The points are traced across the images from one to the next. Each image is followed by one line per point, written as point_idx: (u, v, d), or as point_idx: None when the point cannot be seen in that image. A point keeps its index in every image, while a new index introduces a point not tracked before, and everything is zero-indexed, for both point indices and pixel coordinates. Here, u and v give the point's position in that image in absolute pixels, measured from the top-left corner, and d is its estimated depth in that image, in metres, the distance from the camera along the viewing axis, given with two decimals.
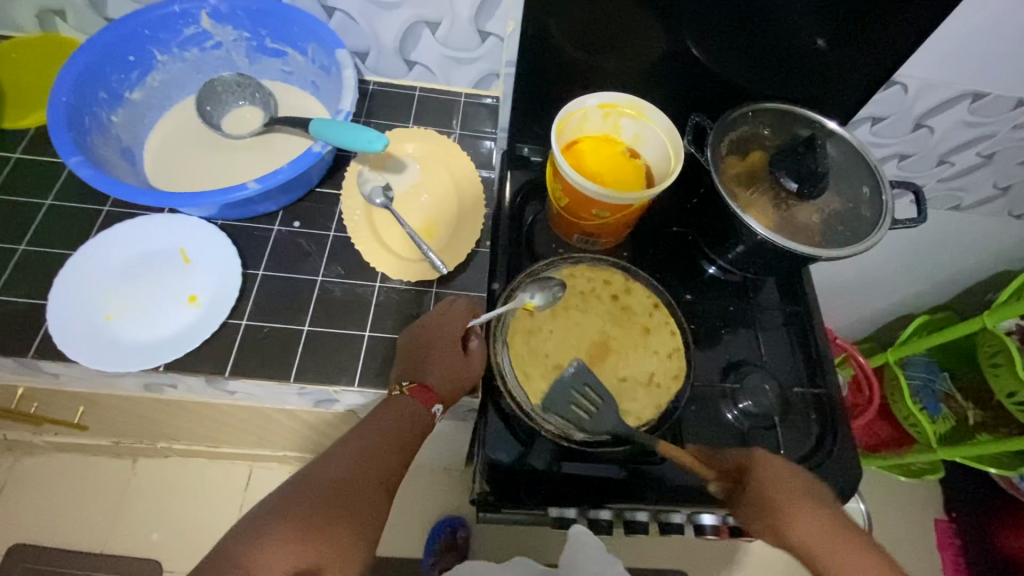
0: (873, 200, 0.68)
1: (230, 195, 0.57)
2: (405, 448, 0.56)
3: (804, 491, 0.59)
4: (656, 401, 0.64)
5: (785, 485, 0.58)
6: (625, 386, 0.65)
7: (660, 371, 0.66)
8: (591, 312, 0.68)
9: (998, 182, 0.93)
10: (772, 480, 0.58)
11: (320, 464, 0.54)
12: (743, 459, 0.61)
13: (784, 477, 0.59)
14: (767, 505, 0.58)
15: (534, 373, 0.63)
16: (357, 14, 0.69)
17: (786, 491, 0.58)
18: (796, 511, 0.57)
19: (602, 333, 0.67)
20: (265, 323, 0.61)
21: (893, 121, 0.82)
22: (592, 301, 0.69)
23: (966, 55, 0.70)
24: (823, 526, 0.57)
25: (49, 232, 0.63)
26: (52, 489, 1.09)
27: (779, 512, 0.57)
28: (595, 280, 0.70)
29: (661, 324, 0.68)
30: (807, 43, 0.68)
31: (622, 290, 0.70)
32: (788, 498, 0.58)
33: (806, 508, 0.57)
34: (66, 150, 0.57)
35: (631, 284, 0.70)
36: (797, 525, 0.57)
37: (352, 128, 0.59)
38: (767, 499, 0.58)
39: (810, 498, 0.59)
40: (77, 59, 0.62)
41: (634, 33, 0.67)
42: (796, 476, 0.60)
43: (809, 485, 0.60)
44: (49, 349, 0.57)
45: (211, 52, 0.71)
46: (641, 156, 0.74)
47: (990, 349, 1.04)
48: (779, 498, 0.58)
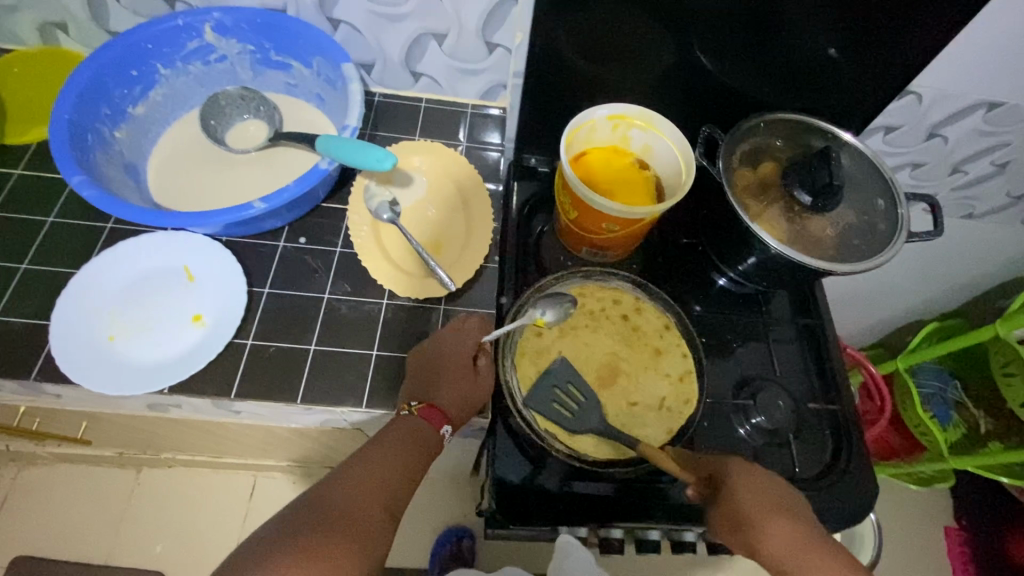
0: (888, 213, 0.67)
1: (235, 215, 0.56)
2: (415, 473, 0.54)
3: (776, 505, 0.54)
4: (668, 425, 0.63)
5: (755, 496, 0.54)
6: (636, 412, 0.63)
7: (671, 395, 0.65)
8: (601, 332, 0.67)
9: (1012, 191, 0.92)
10: (745, 488, 0.55)
11: (326, 489, 0.51)
12: (720, 463, 0.58)
13: (759, 486, 0.55)
14: (734, 518, 0.54)
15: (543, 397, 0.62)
16: (364, 27, 0.68)
17: (760, 501, 0.54)
18: (767, 522, 0.53)
19: (611, 354, 0.66)
20: (271, 343, 0.60)
21: (906, 131, 0.81)
22: (602, 322, 0.67)
23: (982, 65, 0.69)
24: (799, 539, 0.52)
25: (52, 250, 0.62)
26: (55, 500, 1.08)
27: (747, 526, 0.53)
28: (604, 300, 0.69)
29: (672, 346, 0.67)
30: (821, 53, 0.67)
31: (632, 309, 0.69)
32: (758, 505, 0.54)
33: (777, 521, 0.53)
34: (68, 169, 0.56)
35: (641, 303, 0.69)
36: (769, 539, 0.52)
37: (359, 146, 0.58)
38: (735, 510, 0.54)
39: (784, 510, 0.54)
40: (78, 76, 0.61)
41: (645, 44, 0.66)
42: (768, 487, 0.56)
43: (789, 498, 0.55)
44: (52, 371, 0.56)
45: (215, 65, 0.70)
46: (651, 167, 0.73)
47: (1003, 359, 1.02)
48: (748, 510, 0.54)
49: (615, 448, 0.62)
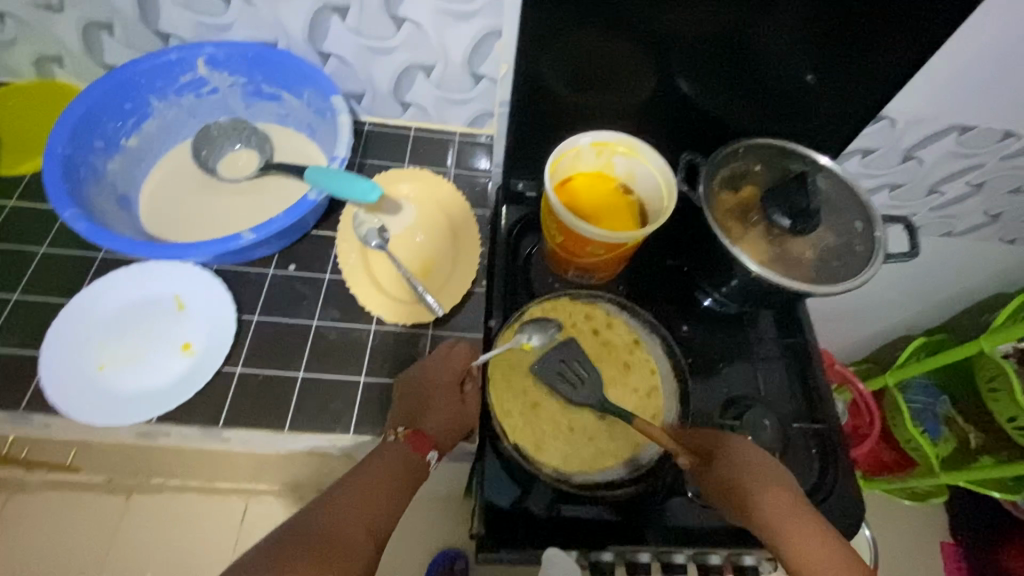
0: (866, 235, 0.69)
1: (225, 246, 0.57)
2: (401, 499, 0.55)
3: (774, 476, 0.58)
4: (633, 440, 0.65)
5: (756, 465, 0.58)
6: (605, 425, 0.65)
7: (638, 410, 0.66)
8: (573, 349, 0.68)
9: (989, 210, 0.94)
10: (742, 459, 0.58)
11: (310, 515, 0.51)
12: (718, 439, 0.61)
13: (756, 459, 0.59)
14: (732, 481, 0.57)
15: (514, 411, 0.63)
16: (353, 60, 0.70)
17: (755, 472, 0.57)
18: (761, 490, 0.56)
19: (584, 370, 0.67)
20: (260, 370, 0.61)
21: (882, 154, 0.83)
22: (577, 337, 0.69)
23: (952, 92, 0.71)
24: (788, 507, 0.55)
25: (44, 281, 0.63)
26: (41, 528, 1.07)
27: (743, 488, 0.56)
28: (577, 314, 0.70)
29: (642, 361, 0.69)
30: (798, 79, 0.69)
31: (603, 325, 0.70)
32: (751, 475, 0.57)
33: (771, 487, 0.56)
34: (60, 204, 0.57)
35: (613, 318, 0.70)
36: (766, 500, 0.55)
37: (348, 179, 0.59)
38: (736, 474, 0.57)
39: (780, 482, 0.58)
40: (71, 111, 0.62)
41: (627, 73, 0.68)
42: (767, 462, 0.59)
43: (781, 473, 0.59)
44: (41, 401, 0.57)
45: (206, 97, 0.72)
46: (634, 191, 0.75)
47: (989, 374, 1.04)
48: (748, 473, 0.57)
49: (585, 463, 0.63)
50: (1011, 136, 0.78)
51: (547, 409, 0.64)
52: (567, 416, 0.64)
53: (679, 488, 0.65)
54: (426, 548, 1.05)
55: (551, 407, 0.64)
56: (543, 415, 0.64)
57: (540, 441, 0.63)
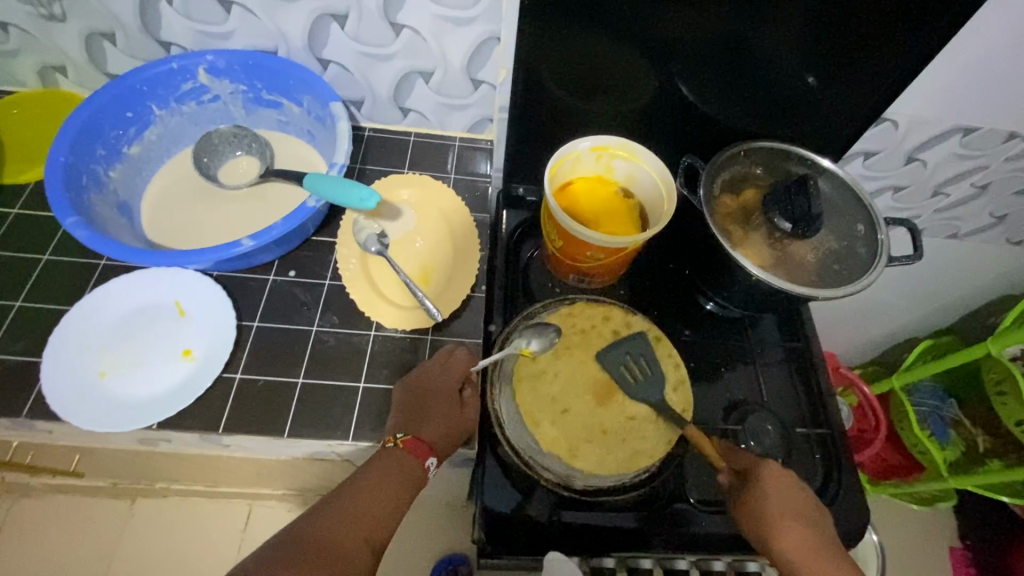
0: (868, 238, 0.68)
1: (224, 252, 0.57)
2: (398, 506, 0.54)
3: (803, 510, 0.58)
4: (666, 438, 0.63)
5: (785, 501, 0.58)
6: (635, 425, 0.63)
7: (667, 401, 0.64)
8: (593, 348, 0.67)
9: (994, 212, 0.93)
10: (775, 493, 0.58)
11: (306, 525, 0.51)
12: (754, 468, 0.60)
13: (787, 493, 0.58)
14: (762, 513, 0.57)
15: (544, 419, 0.62)
16: (353, 66, 0.70)
17: (784, 508, 0.57)
18: (786, 527, 0.56)
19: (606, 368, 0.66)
20: (259, 377, 0.61)
21: (885, 156, 0.83)
22: (595, 338, 0.68)
23: (954, 93, 0.71)
24: (810, 545, 0.56)
25: (46, 288, 0.63)
26: (48, 532, 1.08)
27: (771, 524, 0.56)
28: (594, 317, 0.69)
29: (665, 357, 0.67)
30: (798, 82, 0.69)
31: (623, 325, 0.69)
32: (780, 512, 0.57)
33: (798, 524, 0.57)
34: (62, 212, 0.57)
35: (632, 319, 0.70)
36: (787, 540, 0.56)
37: (346, 185, 0.59)
38: (766, 508, 0.57)
39: (807, 517, 0.58)
40: (73, 119, 0.63)
41: (625, 77, 0.68)
42: (798, 493, 0.59)
43: (808, 507, 0.59)
44: (43, 409, 0.57)
45: (208, 104, 0.72)
46: (634, 195, 0.74)
47: (996, 377, 1.02)
48: (778, 508, 0.57)
49: (622, 464, 0.61)
50: (1015, 137, 0.77)
51: (576, 414, 0.63)
52: (596, 421, 0.63)
53: (682, 493, 0.65)
54: (429, 553, 1.04)
55: (580, 413, 0.63)
56: (573, 420, 0.63)
57: (573, 447, 0.61)
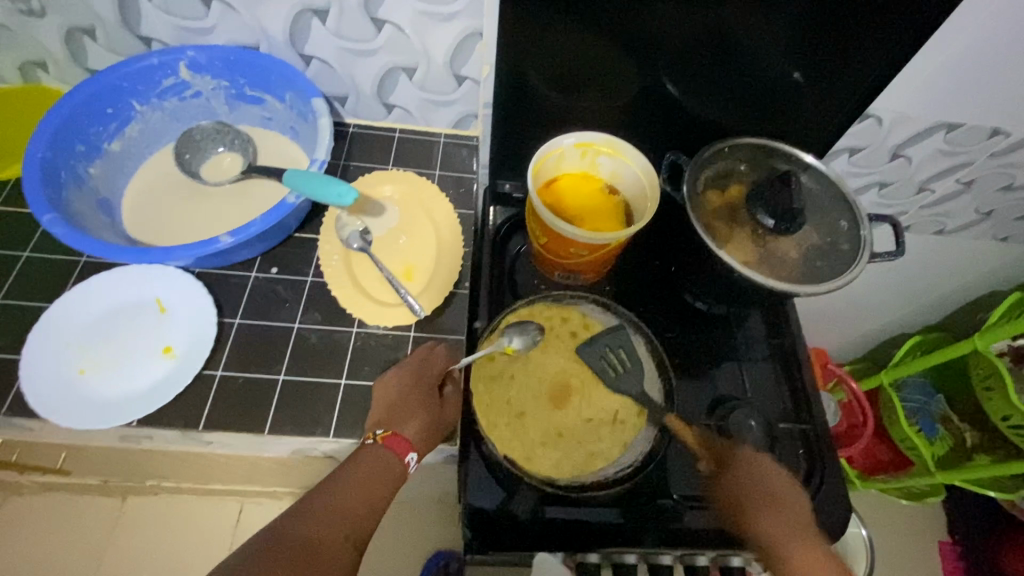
0: (851, 234, 0.69)
1: (202, 249, 0.57)
2: (378, 502, 0.54)
3: (778, 494, 0.61)
4: (621, 440, 0.64)
5: (759, 485, 0.62)
6: (591, 427, 0.64)
7: (623, 408, 0.66)
8: (552, 352, 0.67)
9: (981, 208, 0.93)
10: (750, 477, 0.63)
11: (289, 519, 0.51)
12: (729, 451, 0.66)
13: (763, 474, 0.63)
14: (735, 496, 0.62)
15: (500, 422, 0.63)
16: (335, 62, 0.70)
17: (760, 491, 0.61)
18: (761, 506, 0.60)
19: (563, 372, 0.66)
20: (240, 374, 0.61)
21: (870, 152, 0.83)
22: (553, 341, 0.68)
23: (938, 90, 0.71)
24: (785, 521, 0.59)
25: (25, 286, 0.63)
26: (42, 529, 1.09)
27: (745, 504, 0.61)
28: (553, 318, 0.69)
29: None
30: (782, 78, 0.69)
31: (581, 327, 0.69)
32: (756, 494, 0.61)
33: (770, 507, 0.60)
34: (39, 209, 0.57)
35: (591, 320, 0.70)
36: (762, 521, 0.59)
37: (323, 182, 0.59)
38: (740, 493, 0.61)
39: (780, 499, 0.61)
40: (51, 116, 0.62)
41: (609, 73, 0.68)
42: (774, 479, 0.63)
43: (785, 488, 0.62)
44: (21, 406, 0.57)
45: (190, 100, 0.72)
46: (619, 192, 0.74)
47: (983, 373, 1.03)
48: (748, 493, 0.61)
49: (576, 467, 0.62)
50: (999, 133, 0.77)
51: (532, 418, 0.63)
52: (551, 424, 0.64)
53: (666, 489, 0.65)
54: (418, 551, 1.04)
55: (536, 417, 0.64)
56: (529, 424, 0.63)
57: (530, 452, 0.62)
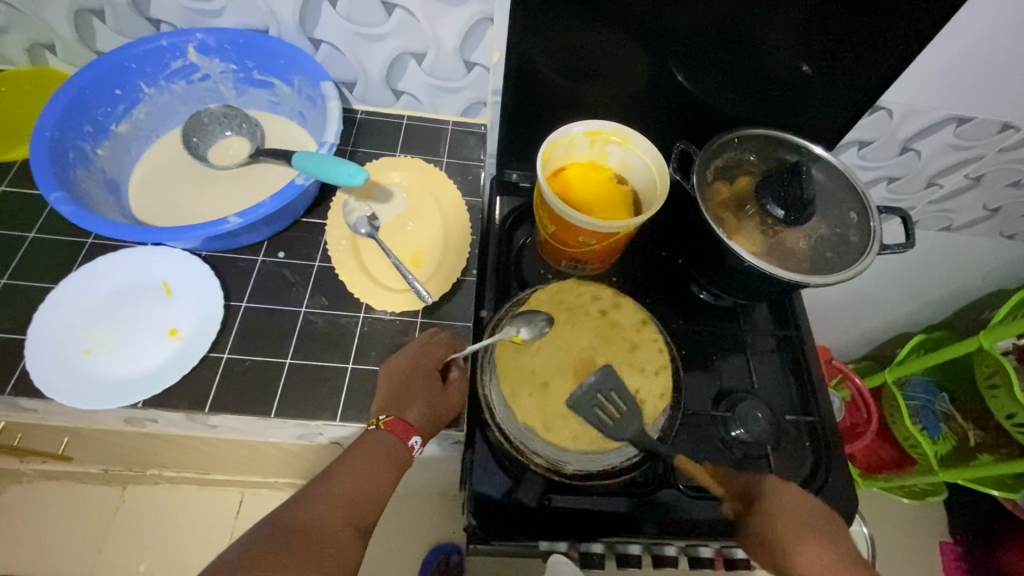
0: (860, 226, 0.68)
1: (210, 230, 0.57)
2: (382, 485, 0.54)
3: (819, 525, 0.55)
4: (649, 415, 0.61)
5: (792, 516, 0.55)
6: None
7: (647, 390, 0.62)
8: (579, 329, 0.64)
9: (988, 204, 0.93)
10: (782, 508, 0.56)
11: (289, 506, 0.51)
12: (755, 481, 0.59)
13: (795, 503, 0.56)
14: (770, 536, 0.55)
15: (523, 391, 0.60)
16: (345, 46, 0.70)
17: (795, 521, 0.55)
18: (799, 543, 0.53)
19: (590, 350, 0.63)
20: (246, 357, 0.60)
21: (879, 145, 0.82)
22: (581, 318, 0.65)
23: (950, 82, 0.70)
24: (828, 560, 0.52)
25: (31, 267, 0.63)
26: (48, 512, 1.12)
27: (781, 544, 0.53)
28: (583, 296, 0.67)
29: (649, 339, 0.65)
30: (793, 68, 0.68)
31: (611, 304, 0.67)
32: (790, 529, 0.54)
33: (811, 539, 0.53)
34: (47, 186, 0.57)
35: (621, 299, 0.67)
36: (800, 561, 0.52)
37: (333, 162, 0.59)
38: (776, 525, 0.55)
39: (818, 530, 0.55)
40: (60, 95, 0.62)
41: (619, 61, 0.67)
42: (808, 505, 0.57)
43: (821, 516, 0.56)
44: (26, 386, 0.56)
45: (198, 83, 0.72)
46: (628, 182, 0.74)
47: (988, 370, 1.02)
48: (783, 528, 0.54)
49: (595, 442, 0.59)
50: (1009, 128, 0.77)
51: (557, 388, 0.61)
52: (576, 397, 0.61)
53: (671, 479, 0.65)
54: (418, 544, 1.04)
55: (560, 390, 0.61)
56: (552, 394, 0.60)
57: (549, 422, 0.59)
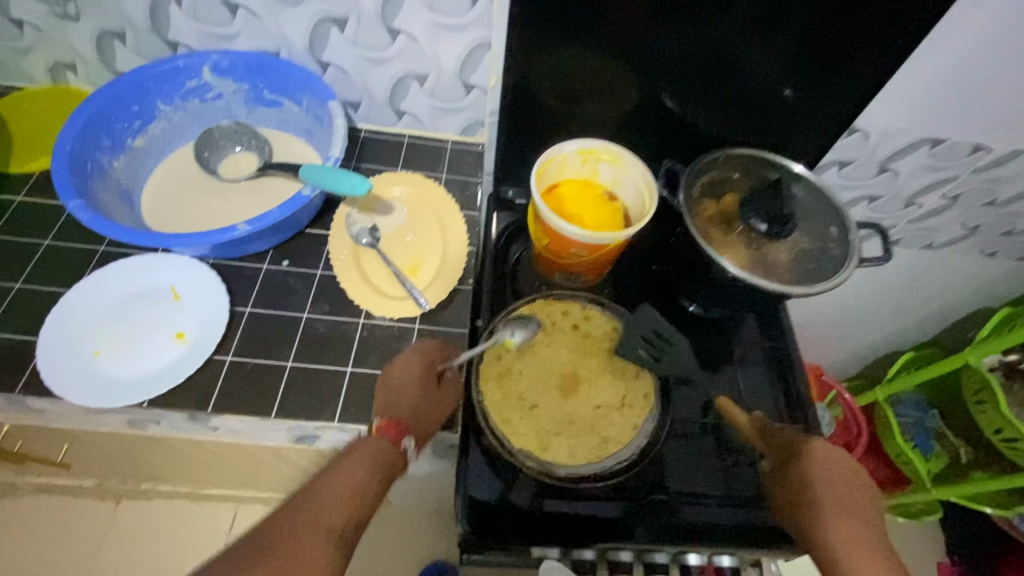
0: (840, 239, 0.71)
1: (219, 237, 0.60)
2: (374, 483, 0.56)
3: (861, 500, 0.58)
4: (631, 422, 0.65)
5: (834, 487, 0.58)
6: (601, 414, 0.65)
7: (630, 392, 0.67)
8: (555, 345, 0.68)
9: (967, 222, 0.96)
10: (825, 476, 0.60)
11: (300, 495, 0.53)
12: (799, 443, 0.63)
13: (842, 476, 0.60)
14: (804, 491, 0.60)
15: (514, 417, 0.63)
16: (351, 69, 0.74)
17: (841, 495, 0.58)
18: (840, 513, 0.56)
19: (569, 363, 0.67)
20: (249, 359, 0.62)
21: (859, 165, 0.86)
22: (557, 335, 0.69)
23: (921, 106, 0.75)
24: (864, 545, 0.54)
25: (45, 272, 0.65)
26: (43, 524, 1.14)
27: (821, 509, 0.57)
28: (555, 313, 0.71)
29: (624, 346, 0.69)
30: (776, 91, 0.72)
31: (581, 318, 0.71)
32: (832, 494, 0.58)
33: (849, 517, 0.56)
34: (66, 195, 0.60)
35: (589, 311, 0.72)
36: (838, 528, 0.55)
37: (339, 174, 0.63)
38: (813, 481, 0.59)
39: (858, 504, 0.57)
40: (81, 111, 0.66)
41: (610, 84, 0.72)
42: (855, 479, 0.60)
43: (868, 494, 0.59)
44: (37, 385, 0.58)
45: (211, 102, 0.75)
46: (619, 198, 0.77)
47: (975, 387, 1.04)
48: (821, 490, 0.58)
49: (591, 453, 0.63)
50: (980, 149, 0.81)
51: (545, 408, 0.64)
52: (564, 412, 0.64)
53: (661, 485, 0.67)
54: (411, 559, 1.04)
55: (549, 407, 0.64)
56: (542, 415, 0.64)
57: (545, 442, 0.63)
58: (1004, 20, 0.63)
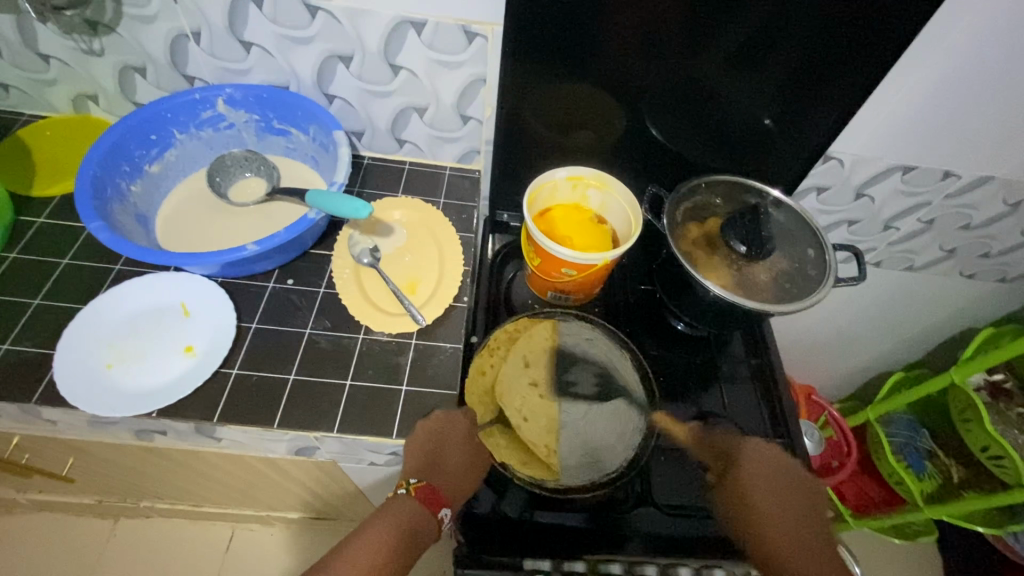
0: (817, 261, 0.75)
1: (230, 256, 0.64)
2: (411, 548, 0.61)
3: (781, 500, 0.69)
4: (610, 441, 0.68)
5: (762, 492, 0.69)
6: (580, 431, 0.68)
7: (610, 411, 0.70)
8: (539, 362, 0.71)
9: (945, 245, 1.00)
10: (755, 486, 0.69)
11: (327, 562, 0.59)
12: (735, 456, 0.71)
13: (768, 481, 0.70)
14: (745, 506, 0.68)
15: (495, 432, 0.67)
16: (355, 101, 0.79)
17: (767, 500, 0.69)
18: (765, 518, 0.67)
19: (552, 380, 0.70)
20: (254, 372, 0.66)
21: (836, 191, 0.91)
22: (541, 353, 0.72)
23: (891, 136, 0.80)
24: (788, 538, 0.67)
25: (63, 289, 0.69)
26: (42, 542, 1.15)
27: (754, 518, 0.67)
28: (541, 332, 0.74)
29: (607, 365, 0.73)
30: (755, 121, 0.77)
31: (566, 338, 0.74)
32: (761, 505, 0.68)
33: (771, 517, 0.68)
34: (87, 217, 0.64)
35: (573, 332, 0.75)
36: (768, 532, 0.67)
37: (341, 198, 0.67)
38: (750, 495, 0.68)
39: (779, 503, 0.69)
40: (104, 139, 0.71)
41: (596, 115, 0.77)
42: (775, 476, 0.71)
43: (786, 490, 0.70)
44: (51, 395, 0.61)
45: (224, 131, 0.80)
46: (607, 222, 0.82)
47: (960, 407, 1.05)
48: (755, 500, 0.68)
49: (569, 470, 0.66)
50: (951, 176, 0.85)
51: (525, 425, 0.67)
52: (545, 429, 0.67)
53: (649, 498, 0.68)
54: None
55: (531, 423, 0.68)
56: (522, 431, 0.67)
57: (524, 457, 0.66)
58: (961, 58, 0.68)
